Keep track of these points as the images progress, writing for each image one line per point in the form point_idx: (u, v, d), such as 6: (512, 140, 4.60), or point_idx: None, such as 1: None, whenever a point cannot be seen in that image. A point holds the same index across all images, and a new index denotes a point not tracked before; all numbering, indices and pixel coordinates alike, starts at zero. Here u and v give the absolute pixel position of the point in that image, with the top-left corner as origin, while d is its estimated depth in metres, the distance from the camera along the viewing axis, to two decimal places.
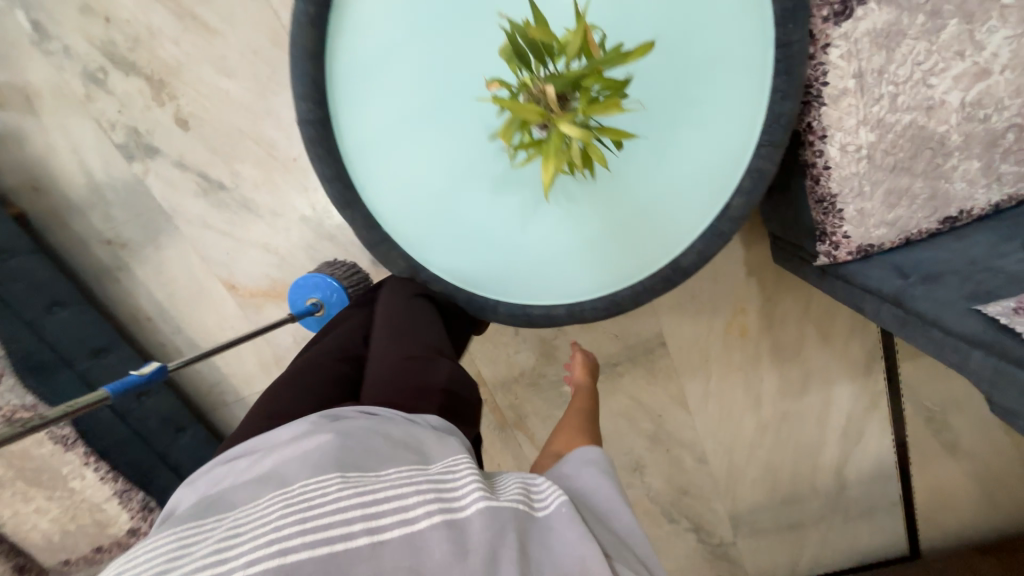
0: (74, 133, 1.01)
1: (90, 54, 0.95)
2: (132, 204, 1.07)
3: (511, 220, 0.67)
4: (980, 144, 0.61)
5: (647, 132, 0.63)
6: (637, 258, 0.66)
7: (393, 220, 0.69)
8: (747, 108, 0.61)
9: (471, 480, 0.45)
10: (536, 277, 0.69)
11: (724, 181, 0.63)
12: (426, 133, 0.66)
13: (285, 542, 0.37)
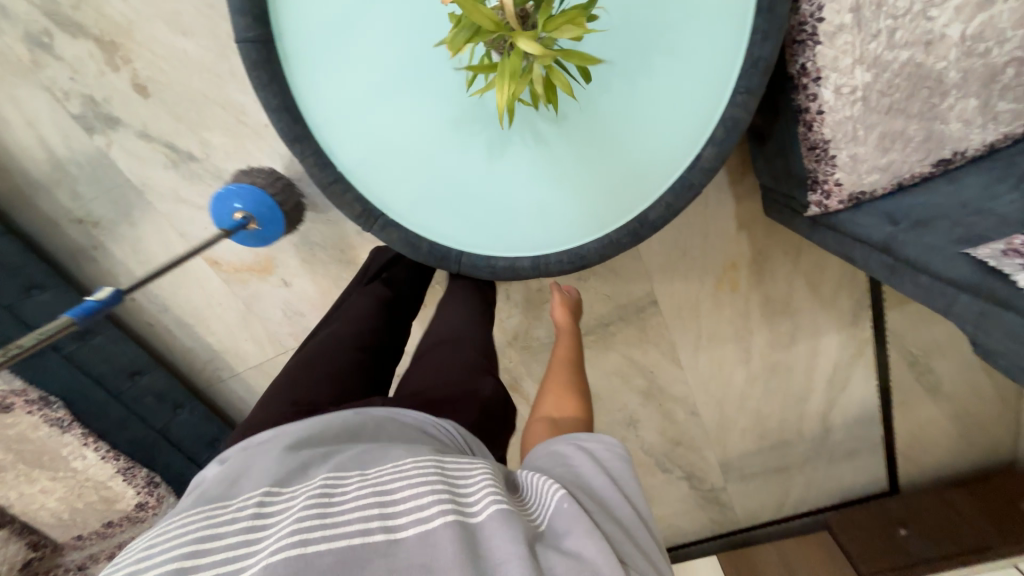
0: (26, 104, 0.94)
1: (31, 15, 0.87)
2: (99, 180, 1.02)
3: (483, 168, 0.65)
4: (979, 81, 0.59)
5: (622, 66, 0.61)
6: (607, 205, 0.65)
7: (353, 167, 0.65)
8: (719, 45, 0.59)
9: (483, 485, 0.43)
10: (512, 230, 0.67)
11: (697, 125, 0.61)
12: (387, 76, 0.62)
13: (304, 532, 0.36)
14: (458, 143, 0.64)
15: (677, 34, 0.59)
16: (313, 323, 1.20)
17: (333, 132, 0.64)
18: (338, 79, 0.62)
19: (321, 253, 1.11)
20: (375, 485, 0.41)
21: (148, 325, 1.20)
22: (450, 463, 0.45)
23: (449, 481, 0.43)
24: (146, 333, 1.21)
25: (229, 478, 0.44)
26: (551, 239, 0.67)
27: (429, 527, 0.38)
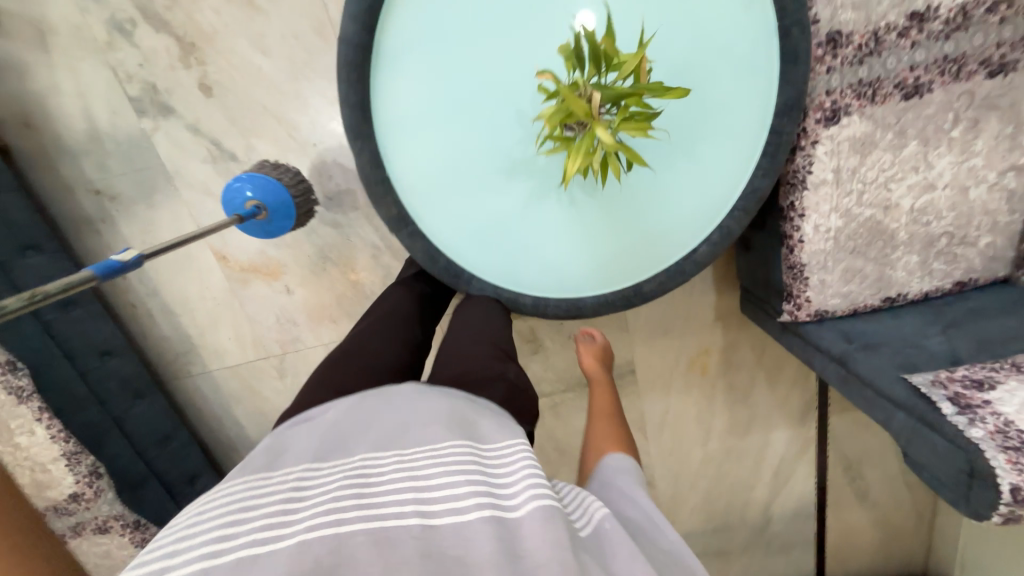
0: (85, 77, 0.98)
1: (122, 4, 0.93)
2: (131, 158, 1.04)
3: (518, 214, 0.73)
4: (920, 243, 0.74)
5: (660, 161, 0.70)
6: (610, 273, 0.75)
7: (402, 175, 0.71)
8: (736, 165, 0.70)
9: (529, 471, 0.47)
10: (529, 270, 0.75)
11: (699, 224, 0.73)
12: (459, 115, 0.69)
13: (343, 514, 0.41)
14: (501, 185, 0.72)
15: (709, 139, 0.69)
16: (304, 334, 1.21)
17: (394, 139, 0.70)
18: (410, 97, 0.68)
19: (332, 269, 1.15)
20: (412, 467, 0.46)
21: (131, 305, 1.17)
22: (483, 450, 0.49)
23: (481, 470, 0.47)
24: (126, 314, 1.18)
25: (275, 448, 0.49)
26: (561, 286, 0.76)
27: (461, 519, 0.43)
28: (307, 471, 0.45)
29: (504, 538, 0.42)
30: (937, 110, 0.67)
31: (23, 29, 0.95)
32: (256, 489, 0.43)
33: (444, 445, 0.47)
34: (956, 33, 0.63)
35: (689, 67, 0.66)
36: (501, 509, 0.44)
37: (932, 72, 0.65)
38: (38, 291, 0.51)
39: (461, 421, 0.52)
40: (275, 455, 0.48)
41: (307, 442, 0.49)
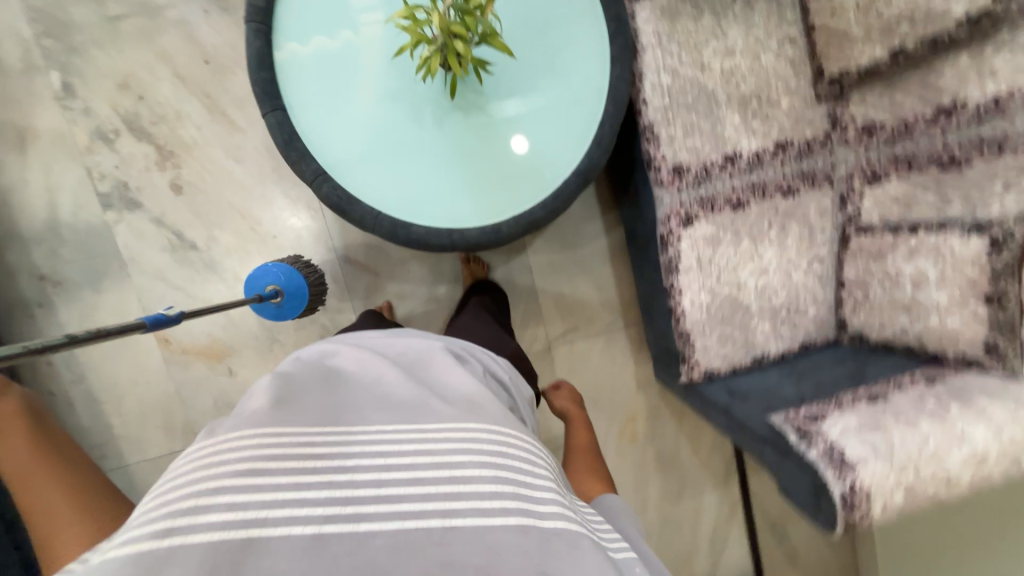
0: (57, 175, 1.06)
1: (109, 118, 1.06)
2: (87, 247, 1.09)
3: (367, 126, 0.84)
4: (768, 313, 0.97)
5: (525, 105, 0.85)
6: (500, 207, 0.86)
7: (306, 121, 0.83)
8: (590, 110, 0.86)
9: (547, 492, 0.52)
10: (357, 174, 0.85)
11: (570, 160, 0.86)
12: (354, 70, 0.84)
13: (360, 507, 0.46)
14: (368, 94, 0.84)
15: (562, 89, 0.85)
16: None
17: (297, 93, 0.83)
18: (311, 55, 0.83)
19: (279, 350, 1.19)
20: (437, 453, 0.52)
21: (51, 394, 1.12)
22: (512, 456, 0.54)
23: (507, 475, 0.52)
24: (43, 403, 1.12)
25: (296, 408, 0.55)
26: (457, 221, 0.86)
27: (485, 523, 0.47)
28: (330, 447, 0.51)
29: (529, 551, 0.45)
30: (756, 218, 0.93)
31: (5, 133, 1.04)
32: (281, 456, 0.48)
33: (475, 442, 0.54)
34: (756, 168, 0.91)
35: (536, 32, 0.85)
36: (526, 519, 0.48)
37: (748, 192, 0.92)
38: (94, 328, 0.59)
39: (492, 415, 0.59)
40: (296, 415, 0.54)
41: (328, 413, 0.55)
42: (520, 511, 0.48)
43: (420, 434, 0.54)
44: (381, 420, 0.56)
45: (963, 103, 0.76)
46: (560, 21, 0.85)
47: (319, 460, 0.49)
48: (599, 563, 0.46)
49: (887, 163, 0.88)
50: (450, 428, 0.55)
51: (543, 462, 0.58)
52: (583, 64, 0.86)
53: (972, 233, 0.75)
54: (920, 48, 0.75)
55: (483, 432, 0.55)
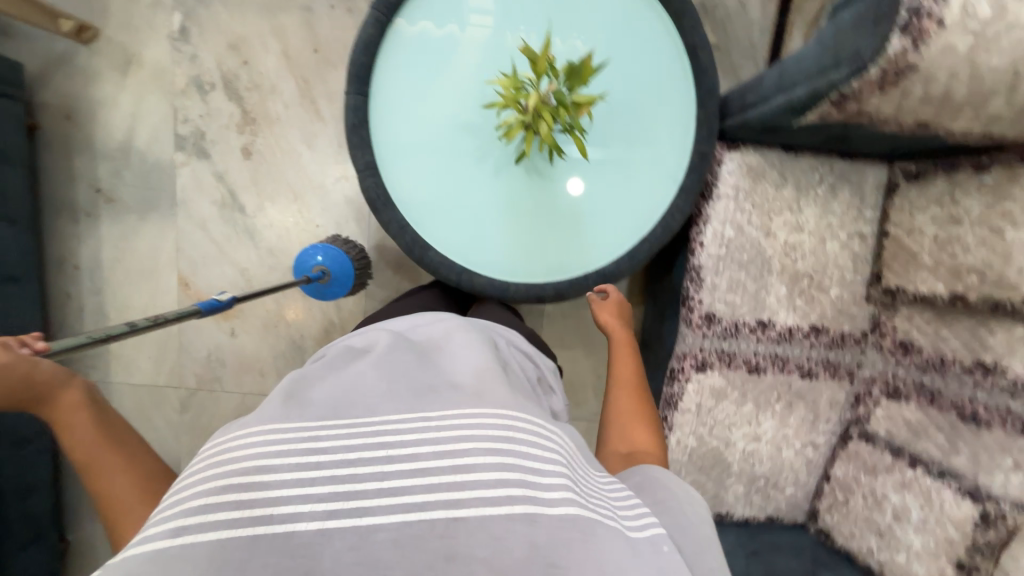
0: (145, 105, 1.12)
1: (210, 71, 1.11)
2: (148, 177, 1.14)
3: (435, 142, 0.86)
4: (746, 478, 0.97)
5: (589, 184, 0.87)
6: (527, 266, 0.89)
7: (380, 116, 0.86)
8: (643, 215, 0.88)
9: (556, 474, 0.46)
10: (407, 183, 0.87)
11: (606, 252, 0.89)
12: (445, 89, 0.85)
13: (363, 499, 0.42)
14: (450, 121, 0.86)
15: (627, 185, 0.87)
16: (226, 377, 1.24)
17: (384, 87, 0.85)
18: (412, 62, 0.85)
19: (283, 328, 1.23)
20: (437, 443, 0.47)
21: (66, 295, 1.17)
22: (520, 438, 0.48)
23: (513, 460, 0.46)
24: (56, 300, 1.17)
25: (296, 399, 0.51)
26: (482, 264, 0.89)
27: (492, 514, 0.42)
28: (330, 433, 0.47)
29: (538, 543, 0.41)
30: (767, 387, 0.94)
31: (113, 53, 1.09)
32: (284, 446, 0.46)
33: (479, 426, 0.48)
34: (784, 342, 0.92)
35: (627, 125, 0.86)
36: (534, 508, 0.43)
37: (768, 361, 0.92)
38: (152, 316, 0.64)
39: (500, 397, 0.53)
40: (296, 405, 0.50)
41: (333, 396, 0.52)
42: (528, 500, 0.43)
43: (423, 422, 0.49)
44: (384, 405, 0.51)
45: (1002, 370, 0.75)
46: (652, 130, 0.86)
47: (322, 448, 0.46)
48: (617, 551, 0.42)
49: (911, 387, 0.87)
50: (452, 415, 0.49)
51: (558, 440, 0.51)
52: (656, 171, 0.87)
53: (966, 497, 0.75)
54: (980, 302, 0.74)
55: (486, 416, 0.49)
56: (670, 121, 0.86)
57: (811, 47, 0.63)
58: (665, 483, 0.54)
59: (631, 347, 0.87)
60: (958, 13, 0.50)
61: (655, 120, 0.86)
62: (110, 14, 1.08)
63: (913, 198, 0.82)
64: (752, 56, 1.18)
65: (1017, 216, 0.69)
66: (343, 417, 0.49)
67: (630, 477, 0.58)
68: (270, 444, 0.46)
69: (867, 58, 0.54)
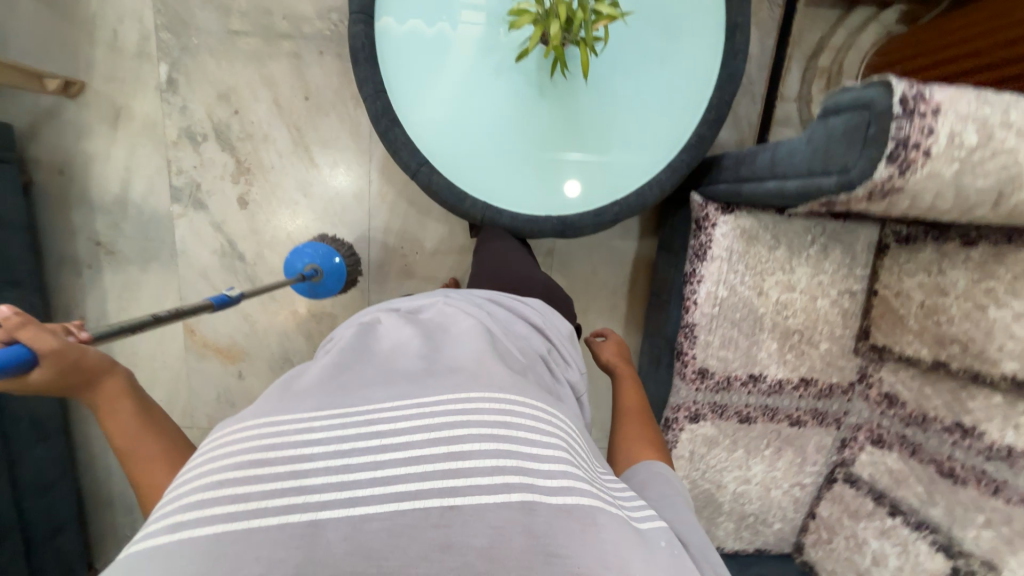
0: (139, 158, 1.11)
1: (201, 122, 1.10)
2: (146, 229, 1.15)
3: (451, 71, 0.84)
4: (736, 516, 1.02)
5: (609, 112, 0.87)
6: (548, 199, 0.89)
7: (391, 42, 0.83)
8: (665, 144, 0.88)
9: (556, 463, 0.43)
10: (423, 118, 0.85)
11: (630, 180, 0.89)
12: (462, 13, 0.83)
13: (353, 489, 0.38)
14: (465, 47, 0.84)
15: (647, 113, 0.87)
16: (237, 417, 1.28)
17: (396, 11, 0.83)
18: None
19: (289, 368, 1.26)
20: (430, 426, 0.43)
21: None
22: (518, 421, 0.45)
23: (512, 445, 0.43)
24: None
25: (278, 393, 0.48)
26: (504, 201, 0.89)
27: (489, 503, 0.38)
28: (315, 421, 0.43)
29: (540, 533, 0.38)
30: (757, 435, 0.98)
31: (102, 106, 1.08)
32: (265, 439, 0.42)
33: (474, 409, 0.45)
34: (774, 394, 0.95)
35: (647, 51, 0.86)
36: (533, 495, 0.40)
37: (758, 412, 0.96)
38: (175, 308, 0.66)
39: (495, 374, 0.50)
40: (281, 397, 0.47)
41: (321, 385, 0.48)
42: (527, 488, 0.40)
43: (414, 405, 0.45)
44: (374, 389, 0.47)
45: (980, 432, 0.78)
46: (670, 48, 0.86)
47: (304, 440, 0.42)
48: (621, 540, 0.39)
49: (894, 438, 0.91)
50: (446, 397, 0.46)
51: (557, 426, 0.48)
52: (678, 96, 0.87)
53: (939, 551, 0.80)
54: (962, 371, 0.77)
55: (482, 397, 0.46)
56: (688, 35, 0.86)
57: (806, 142, 0.63)
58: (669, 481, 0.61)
59: (634, 377, 0.91)
60: (946, 141, 0.49)
61: (673, 37, 0.86)
62: (95, 66, 1.06)
63: (902, 262, 0.84)
64: (750, 91, 1.16)
65: (999, 295, 0.71)
66: (324, 402, 0.45)
67: (636, 471, 0.64)
68: (251, 436, 0.42)
69: (855, 175, 0.54)
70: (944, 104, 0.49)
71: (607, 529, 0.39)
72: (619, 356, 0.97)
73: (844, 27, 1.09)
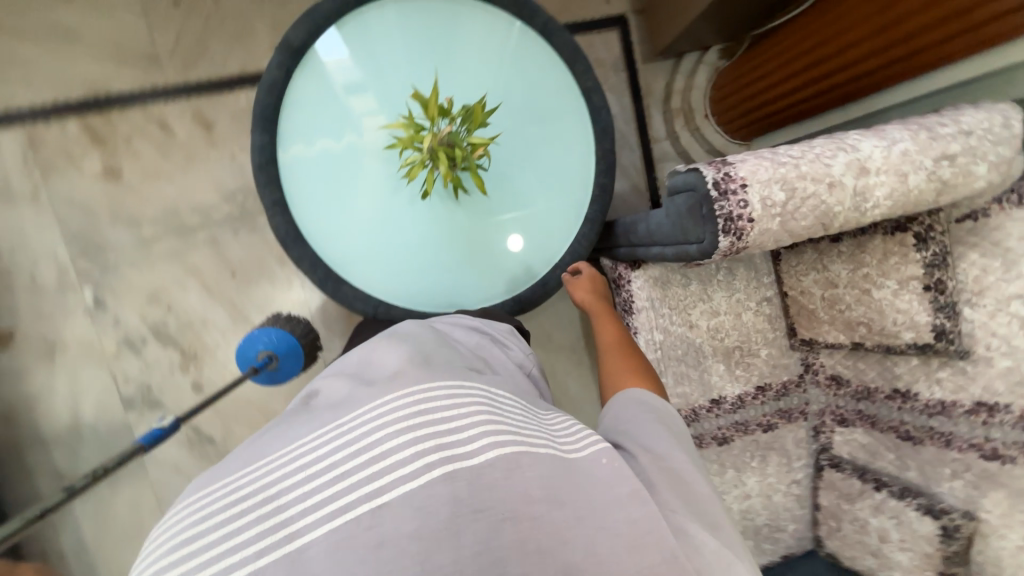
0: (83, 380, 1.12)
1: (137, 327, 1.13)
2: (107, 445, 1.14)
3: (362, 206, 0.88)
4: (752, 532, 1.04)
5: (516, 199, 0.92)
6: (489, 289, 0.92)
7: (299, 199, 0.87)
8: (575, 210, 0.93)
9: (474, 431, 0.45)
10: (355, 253, 0.89)
11: (556, 250, 0.93)
12: (352, 152, 0.87)
13: (287, 520, 0.41)
14: (373, 183, 0.88)
15: (551, 189, 0.93)
16: None
17: (293, 171, 0.87)
18: (312, 136, 0.86)
19: None
20: (347, 440, 0.44)
21: None
22: (431, 404, 0.46)
23: (426, 428, 0.44)
24: None
25: (211, 464, 0.49)
26: (449, 303, 0.92)
27: (414, 489, 0.41)
28: (245, 475, 0.45)
29: (463, 497, 0.41)
30: (739, 450, 1.02)
31: (35, 346, 1.09)
32: (202, 507, 0.44)
33: (386, 412, 0.46)
34: (739, 409, 1.01)
35: (532, 136, 0.92)
36: (452, 465, 0.42)
37: (732, 430, 1.01)
38: (90, 472, 0.65)
39: (408, 373, 0.51)
40: (215, 467, 0.48)
41: (251, 445, 0.49)
42: (448, 464, 0.42)
43: (333, 430, 0.46)
44: (297, 428, 0.48)
45: (915, 394, 0.86)
46: (554, 124, 0.92)
47: (235, 493, 0.44)
48: (541, 476, 0.44)
49: (853, 414, 0.98)
50: (360, 410, 0.47)
51: (475, 393, 0.50)
52: (574, 165, 0.93)
53: (926, 514, 0.84)
54: (876, 347, 0.85)
55: (392, 397, 0.47)
56: (563, 112, 0.92)
57: (665, 216, 0.71)
58: (662, 414, 0.60)
59: (612, 315, 0.90)
60: (761, 207, 0.60)
61: (553, 115, 0.92)
62: (20, 312, 1.08)
63: (795, 265, 0.94)
64: (626, 142, 1.28)
65: (876, 277, 0.81)
66: (254, 456, 0.47)
67: (616, 408, 0.62)
68: (189, 510, 0.44)
69: (708, 245, 0.63)
70: (749, 178, 0.60)
71: (528, 466, 0.44)
72: (589, 294, 0.94)
73: (680, 73, 1.28)
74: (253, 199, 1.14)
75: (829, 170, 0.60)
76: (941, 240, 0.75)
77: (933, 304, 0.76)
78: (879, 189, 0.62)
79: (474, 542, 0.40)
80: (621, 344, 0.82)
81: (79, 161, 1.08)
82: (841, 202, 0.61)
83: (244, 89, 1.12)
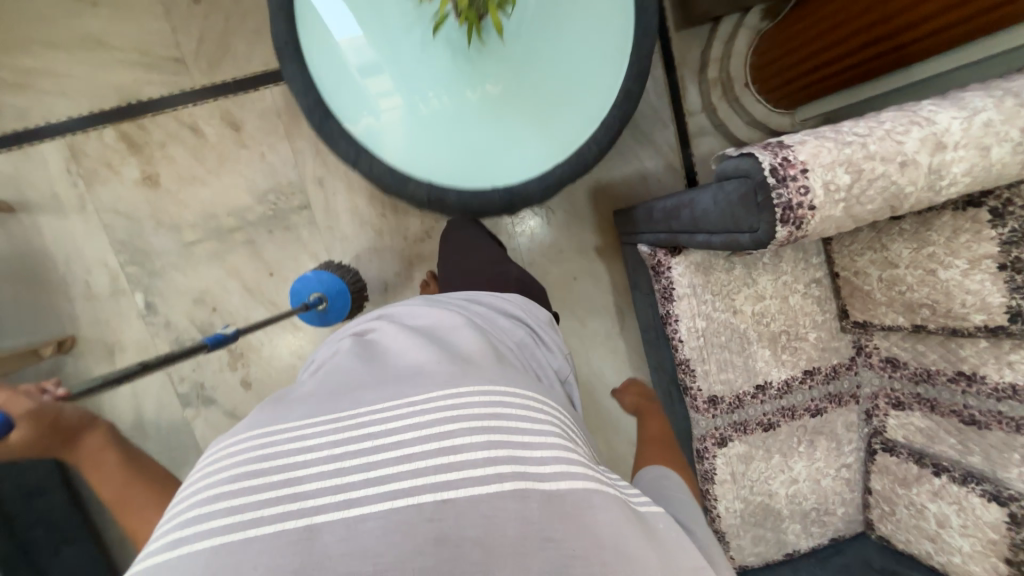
0: (142, 380, 1.18)
1: (187, 328, 1.16)
2: (168, 440, 1.20)
3: (410, 89, 0.85)
4: (799, 516, 1.03)
5: (550, 47, 0.88)
6: (558, 146, 0.88)
7: (352, 118, 0.84)
8: (616, 40, 0.88)
9: (544, 451, 0.47)
10: (423, 152, 0.86)
11: (611, 81, 0.88)
12: (378, 39, 0.84)
13: (351, 493, 0.42)
14: (440, 116, 0.86)
15: (580, 27, 0.88)
16: None
17: (334, 90, 0.83)
18: (337, 41, 0.82)
19: None
20: (421, 425, 0.46)
21: None
22: (508, 414, 0.49)
23: (503, 436, 0.47)
24: None
25: (278, 408, 0.51)
26: (526, 171, 0.88)
27: (482, 494, 0.42)
28: (313, 430, 0.47)
29: (533, 519, 0.41)
30: (786, 436, 1.00)
31: (96, 349, 1.14)
32: (269, 451, 0.46)
33: (465, 407, 0.48)
34: (786, 394, 0.98)
35: None
36: (524, 483, 0.43)
37: (778, 415, 0.99)
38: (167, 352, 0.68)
39: (484, 374, 0.54)
40: (281, 411, 0.50)
41: (318, 400, 0.51)
42: (518, 476, 0.44)
43: (407, 409, 0.48)
44: (366, 396, 0.51)
45: (981, 377, 0.81)
46: None
47: (302, 450, 0.46)
48: (612, 516, 0.44)
49: (911, 398, 0.93)
50: (437, 397, 0.49)
51: (546, 416, 0.53)
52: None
53: (991, 501, 0.81)
54: (940, 329, 0.80)
55: (471, 394, 0.50)
56: None
57: (712, 201, 0.68)
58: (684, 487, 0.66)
59: (660, 416, 0.95)
60: (823, 192, 0.56)
61: None
62: (79, 318, 1.14)
63: (848, 244, 0.89)
64: (659, 118, 1.22)
65: (943, 257, 0.76)
66: (321, 414, 0.49)
67: (650, 473, 0.70)
68: (256, 448, 0.46)
69: (763, 234, 0.59)
70: (809, 161, 0.56)
71: (599, 509, 0.44)
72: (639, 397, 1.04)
73: (717, 39, 1.19)
74: (285, 199, 1.15)
75: (901, 148, 0.56)
76: (1020, 214, 0.68)
77: (1008, 285, 0.70)
78: (956, 165, 0.56)
79: (538, 568, 0.39)
80: (661, 438, 0.84)
81: (119, 169, 1.10)
82: (914, 182, 0.56)
83: (269, 87, 1.11)
